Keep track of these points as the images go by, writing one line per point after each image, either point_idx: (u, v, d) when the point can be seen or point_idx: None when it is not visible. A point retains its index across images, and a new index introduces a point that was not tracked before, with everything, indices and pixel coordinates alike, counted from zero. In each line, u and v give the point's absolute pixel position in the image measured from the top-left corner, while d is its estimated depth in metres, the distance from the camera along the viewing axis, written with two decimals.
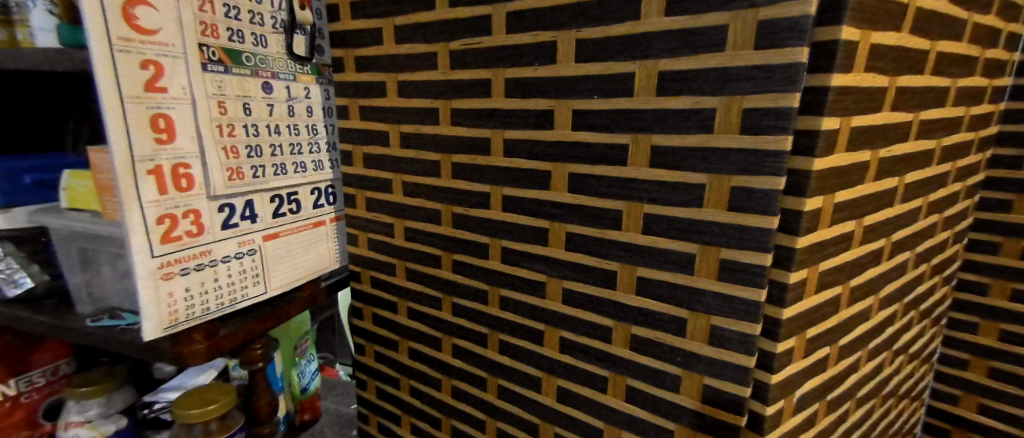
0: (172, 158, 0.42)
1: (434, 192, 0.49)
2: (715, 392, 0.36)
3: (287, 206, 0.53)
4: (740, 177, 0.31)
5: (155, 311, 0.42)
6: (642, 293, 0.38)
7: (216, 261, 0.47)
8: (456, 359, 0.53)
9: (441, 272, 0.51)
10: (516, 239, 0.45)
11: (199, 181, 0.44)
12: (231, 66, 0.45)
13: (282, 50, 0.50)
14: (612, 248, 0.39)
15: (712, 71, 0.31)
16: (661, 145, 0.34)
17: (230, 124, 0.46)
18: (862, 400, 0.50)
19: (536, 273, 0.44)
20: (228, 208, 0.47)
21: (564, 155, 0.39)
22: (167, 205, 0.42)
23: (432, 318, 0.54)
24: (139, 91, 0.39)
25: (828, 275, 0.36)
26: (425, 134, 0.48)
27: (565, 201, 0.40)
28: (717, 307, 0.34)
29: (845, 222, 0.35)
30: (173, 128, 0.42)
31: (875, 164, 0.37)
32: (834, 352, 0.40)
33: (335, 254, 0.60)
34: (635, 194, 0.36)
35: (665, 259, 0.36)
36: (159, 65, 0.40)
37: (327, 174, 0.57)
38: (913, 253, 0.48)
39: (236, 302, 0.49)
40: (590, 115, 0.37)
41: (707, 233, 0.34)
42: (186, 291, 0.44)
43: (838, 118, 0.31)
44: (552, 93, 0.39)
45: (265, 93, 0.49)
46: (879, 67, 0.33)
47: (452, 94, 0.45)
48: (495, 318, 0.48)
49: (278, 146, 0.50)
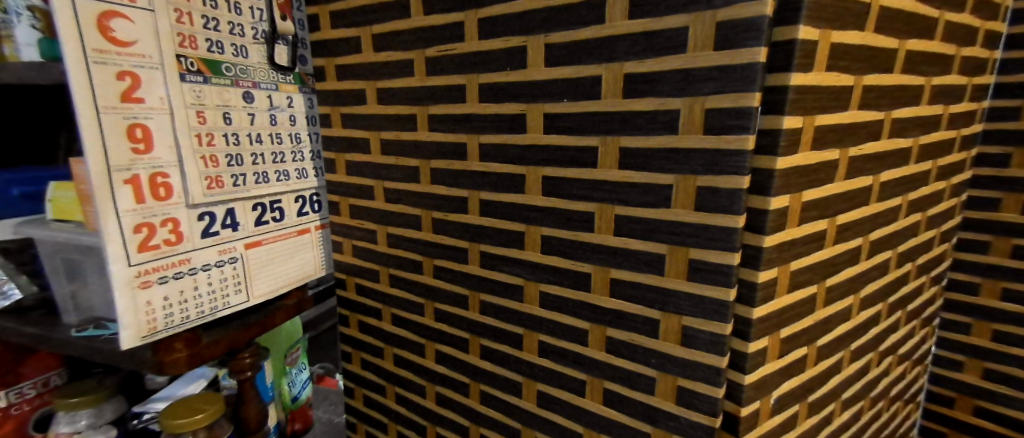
0: (149, 167, 0.42)
1: (414, 199, 0.50)
2: (689, 393, 0.36)
3: (270, 214, 0.53)
4: (705, 176, 0.32)
5: (132, 319, 0.42)
6: (616, 295, 0.38)
7: (196, 270, 0.47)
8: (440, 365, 0.53)
9: (423, 278, 0.52)
10: (493, 243, 0.45)
11: (177, 190, 0.44)
12: (210, 76, 0.46)
13: (263, 60, 0.51)
14: (586, 250, 0.39)
15: (675, 74, 0.32)
16: (629, 147, 0.35)
17: (209, 133, 0.46)
18: (848, 402, 0.49)
19: (514, 277, 0.44)
20: (208, 217, 0.47)
21: (537, 158, 0.40)
22: (144, 214, 0.42)
23: (416, 325, 0.54)
24: (116, 102, 0.39)
25: (800, 275, 0.36)
26: (405, 140, 0.49)
27: (539, 204, 0.40)
28: (688, 307, 0.34)
29: (816, 220, 0.35)
30: (150, 138, 0.42)
31: (845, 162, 0.37)
32: (812, 353, 0.40)
33: (320, 261, 0.60)
34: (606, 196, 0.37)
35: (635, 260, 0.36)
36: (135, 76, 0.41)
37: (311, 182, 0.57)
38: (895, 252, 0.48)
39: (217, 310, 0.49)
40: (561, 118, 0.38)
41: (674, 233, 0.34)
42: (165, 300, 0.44)
43: (802, 117, 0.31)
44: (523, 97, 0.39)
45: (246, 102, 0.49)
46: (843, 66, 0.33)
47: (428, 100, 0.46)
48: (476, 324, 0.48)
49: (259, 155, 0.51)
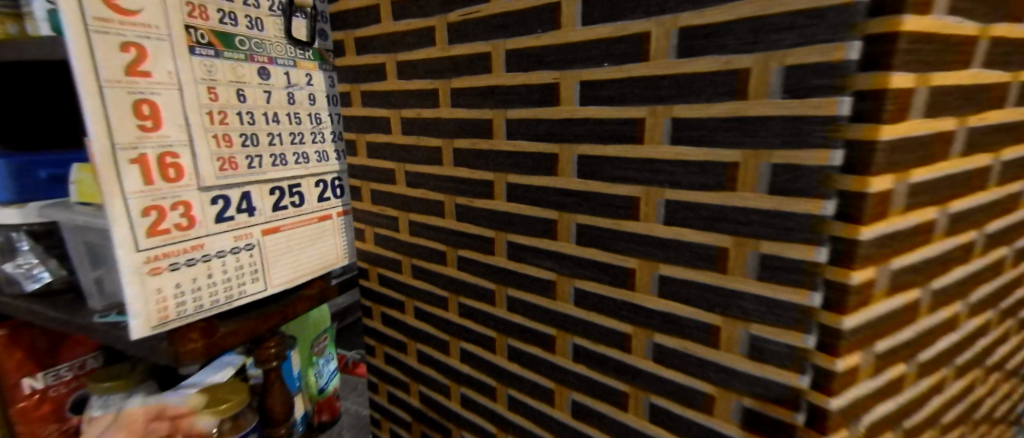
0: (158, 146, 0.40)
1: (436, 183, 0.46)
2: (756, 415, 0.30)
3: (289, 199, 0.50)
4: (783, 150, 0.26)
5: (142, 307, 0.40)
6: (665, 295, 0.32)
7: (209, 256, 0.44)
8: (464, 364, 0.49)
9: (446, 269, 0.47)
10: (522, 232, 0.40)
11: (188, 171, 0.42)
12: (222, 50, 0.43)
13: (280, 34, 0.47)
14: (629, 241, 0.33)
15: (744, 23, 0.26)
16: (683, 118, 0.29)
17: (222, 111, 0.43)
18: (946, 428, 0.41)
19: (544, 270, 0.39)
20: (222, 201, 0.44)
21: (571, 134, 0.34)
22: (153, 195, 0.40)
23: (440, 319, 0.50)
24: (120, 76, 0.37)
25: (903, 276, 0.28)
26: (426, 119, 0.44)
27: (574, 188, 0.35)
28: (756, 311, 0.28)
29: (924, 208, 0.28)
30: (158, 115, 0.40)
31: (962, 135, 0.29)
32: (911, 371, 0.33)
33: (342, 250, 0.57)
34: (654, 178, 0.31)
35: (690, 254, 0.30)
36: (141, 48, 0.38)
37: (332, 166, 0.54)
38: (1012, 249, 0.39)
39: (236, 298, 0.47)
40: (601, 87, 0.32)
41: (742, 222, 0.28)
42: (177, 287, 0.42)
43: (914, 73, 0.24)
44: (555, 64, 0.34)
45: (261, 79, 0.46)
46: (967, 10, 0.26)
47: (451, 72, 0.41)
48: (502, 321, 0.44)
49: (276, 135, 0.48)
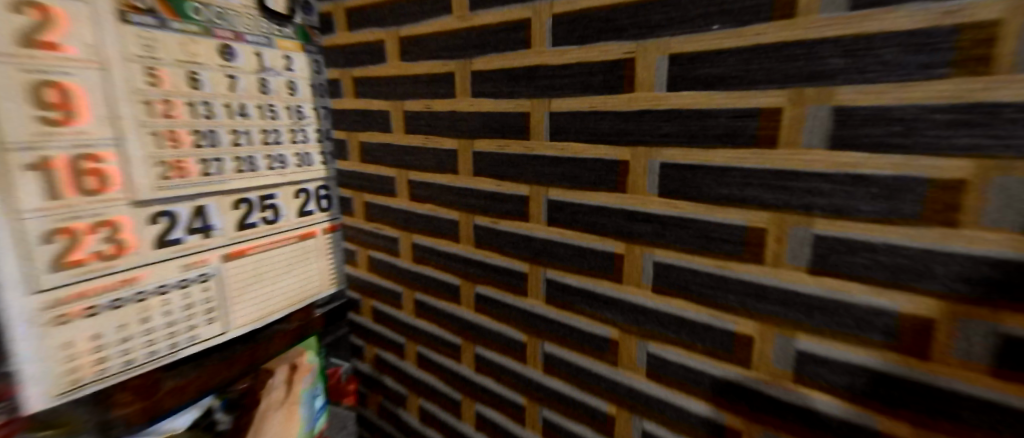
0: (73, 146, 0.28)
1: (449, 197, 0.35)
2: None
3: (262, 213, 0.39)
4: None
5: (43, 371, 0.28)
6: (804, 378, 0.22)
7: (148, 293, 0.32)
8: (481, 432, 0.38)
9: (460, 308, 0.36)
10: (569, 267, 0.29)
11: (120, 180, 0.30)
12: (172, 20, 0.32)
13: (250, 3, 0.36)
14: (745, 293, 0.22)
15: None
16: (850, 106, 0.18)
17: (169, 100, 0.32)
18: None
19: (601, 321, 0.28)
20: (168, 218, 0.33)
21: (651, 133, 0.24)
22: (63, 215, 0.28)
23: (450, 372, 0.39)
24: (12, 44, 0.25)
25: None
26: (436, 113, 0.34)
27: (653, 210, 0.24)
28: (978, 425, 0.18)
29: None
30: (75, 102, 0.28)
31: None
32: None
33: (331, 275, 0.46)
34: (794, 200, 0.20)
35: (857, 323, 0.20)
36: (48, 7, 0.27)
37: (318, 172, 0.43)
38: None
39: (187, 348, 0.35)
40: (705, 62, 0.21)
41: (964, 278, 0.18)
42: (98, 340, 0.30)
43: None
44: (630, 32, 0.23)
45: (224, 60, 0.35)
46: None
47: (472, 48, 0.30)
48: (537, 384, 0.32)
49: (244, 133, 0.37)
